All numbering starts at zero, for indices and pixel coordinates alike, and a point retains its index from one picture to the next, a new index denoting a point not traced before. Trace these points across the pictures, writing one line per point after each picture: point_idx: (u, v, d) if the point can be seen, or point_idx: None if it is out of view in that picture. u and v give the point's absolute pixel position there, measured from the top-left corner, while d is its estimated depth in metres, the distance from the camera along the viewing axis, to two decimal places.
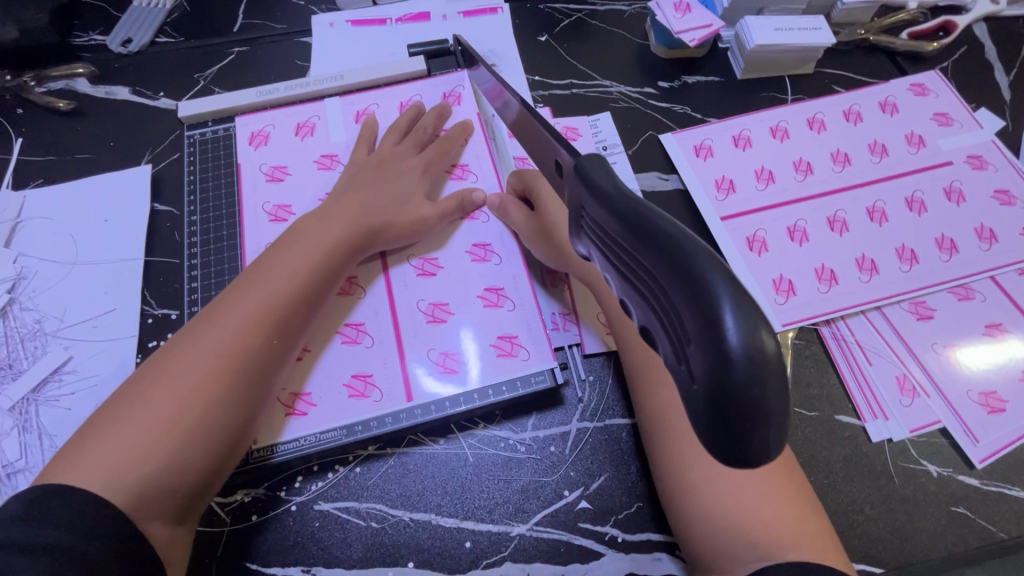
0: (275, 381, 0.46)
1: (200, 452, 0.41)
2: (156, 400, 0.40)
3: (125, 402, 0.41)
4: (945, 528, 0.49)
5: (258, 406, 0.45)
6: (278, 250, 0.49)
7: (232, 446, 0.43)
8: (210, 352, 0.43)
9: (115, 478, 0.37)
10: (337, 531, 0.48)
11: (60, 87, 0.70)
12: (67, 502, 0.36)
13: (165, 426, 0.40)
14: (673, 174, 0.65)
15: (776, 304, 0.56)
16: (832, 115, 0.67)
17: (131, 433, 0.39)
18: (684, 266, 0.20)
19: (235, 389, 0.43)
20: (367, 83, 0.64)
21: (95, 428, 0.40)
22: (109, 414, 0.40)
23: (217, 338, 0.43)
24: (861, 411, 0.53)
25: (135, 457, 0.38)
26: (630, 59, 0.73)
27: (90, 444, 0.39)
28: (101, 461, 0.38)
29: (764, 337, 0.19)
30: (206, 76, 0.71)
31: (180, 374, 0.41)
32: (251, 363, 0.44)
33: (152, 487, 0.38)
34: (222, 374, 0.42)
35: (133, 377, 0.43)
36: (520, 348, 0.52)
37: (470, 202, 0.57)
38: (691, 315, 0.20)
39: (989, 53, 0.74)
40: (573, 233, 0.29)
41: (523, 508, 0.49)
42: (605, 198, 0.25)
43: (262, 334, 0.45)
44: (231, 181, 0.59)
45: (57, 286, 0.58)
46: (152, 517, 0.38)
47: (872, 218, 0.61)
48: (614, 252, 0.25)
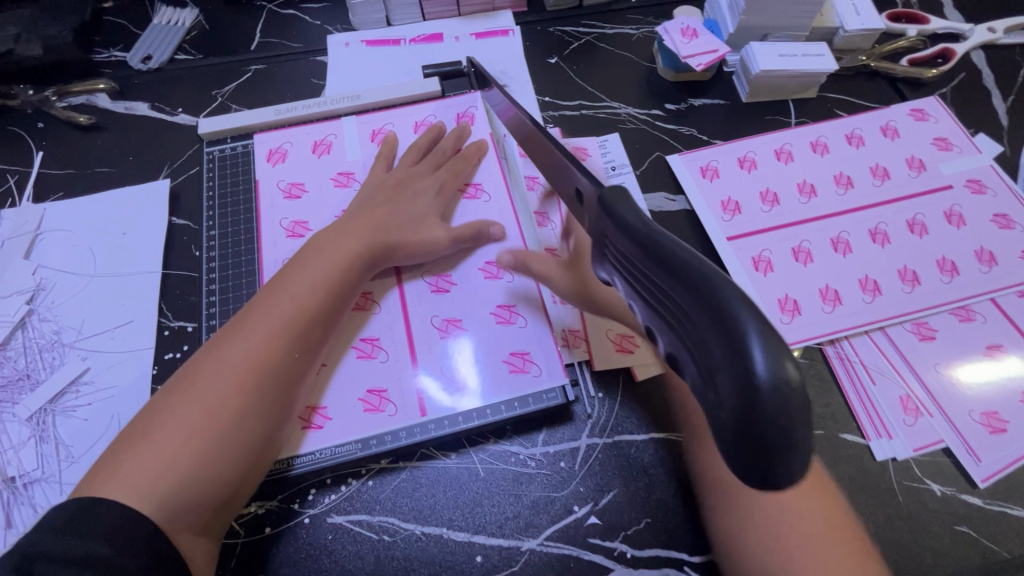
0: (295, 394, 0.48)
1: (225, 464, 0.42)
2: (186, 413, 0.42)
3: (155, 415, 0.43)
4: (950, 547, 0.50)
5: (280, 418, 0.46)
6: (297, 266, 0.51)
7: (256, 457, 0.44)
8: (235, 366, 0.44)
9: (147, 491, 0.39)
10: (349, 544, 0.48)
11: (81, 102, 0.71)
12: (105, 515, 0.37)
13: (193, 439, 0.41)
14: (680, 195, 0.66)
15: (782, 323, 0.58)
16: (834, 138, 0.69)
17: (163, 447, 0.41)
18: (712, 298, 0.21)
19: (258, 402, 0.44)
20: (383, 103, 0.66)
21: (127, 442, 0.41)
22: (140, 428, 0.42)
23: (240, 353, 0.45)
24: (866, 430, 0.54)
25: (165, 470, 0.40)
26: (638, 81, 0.75)
27: (123, 457, 0.40)
28: (133, 473, 0.40)
29: (789, 367, 0.20)
30: (223, 93, 0.73)
31: (206, 388, 0.43)
32: (272, 377, 0.45)
33: (181, 500, 0.40)
34: (246, 388, 0.44)
35: (161, 392, 0.45)
36: (531, 364, 0.53)
37: (487, 234, 0.57)
38: (719, 347, 0.21)
39: (986, 80, 0.76)
40: (596, 259, 0.31)
41: (534, 523, 0.49)
42: (630, 230, 0.26)
43: (283, 348, 0.46)
44: (249, 197, 0.61)
45: (75, 297, 0.60)
46: (181, 529, 0.40)
47: (874, 239, 0.62)
48: (640, 281, 0.26)
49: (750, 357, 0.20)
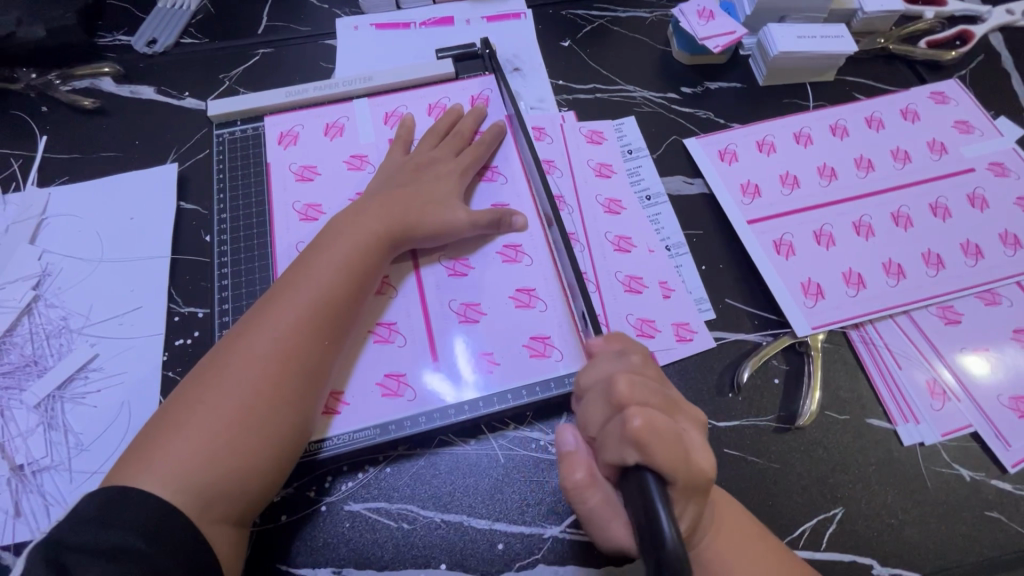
0: (326, 381, 0.47)
1: (262, 455, 0.42)
2: (218, 403, 0.42)
3: (184, 407, 0.42)
4: (980, 532, 0.49)
5: (313, 406, 0.45)
6: (317, 249, 0.50)
7: (292, 447, 0.44)
8: (265, 355, 0.44)
9: (181, 481, 0.39)
10: (368, 532, 0.47)
11: (85, 86, 0.70)
12: (137, 503, 0.38)
13: (228, 429, 0.41)
14: (698, 178, 0.65)
15: (805, 307, 0.56)
16: (855, 122, 0.68)
17: (197, 437, 0.40)
18: None
19: (292, 391, 0.44)
20: (396, 85, 0.64)
21: (155, 434, 0.41)
22: (169, 419, 0.41)
23: (270, 341, 0.44)
24: (893, 415, 0.53)
25: (202, 461, 0.40)
26: (653, 65, 0.73)
27: (155, 449, 0.40)
28: (169, 465, 0.39)
29: None
30: (231, 76, 0.72)
31: (238, 378, 0.43)
32: (304, 364, 0.45)
33: (217, 491, 0.40)
34: (279, 376, 0.43)
35: (186, 382, 0.44)
36: (553, 348, 0.52)
37: (509, 224, 0.56)
38: None
39: (1005, 62, 0.75)
40: None
41: (556, 510, 0.48)
42: None
43: (313, 335, 0.46)
44: (260, 179, 0.59)
45: (82, 283, 0.58)
46: (215, 521, 0.40)
47: (897, 223, 0.61)
48: None
49: None
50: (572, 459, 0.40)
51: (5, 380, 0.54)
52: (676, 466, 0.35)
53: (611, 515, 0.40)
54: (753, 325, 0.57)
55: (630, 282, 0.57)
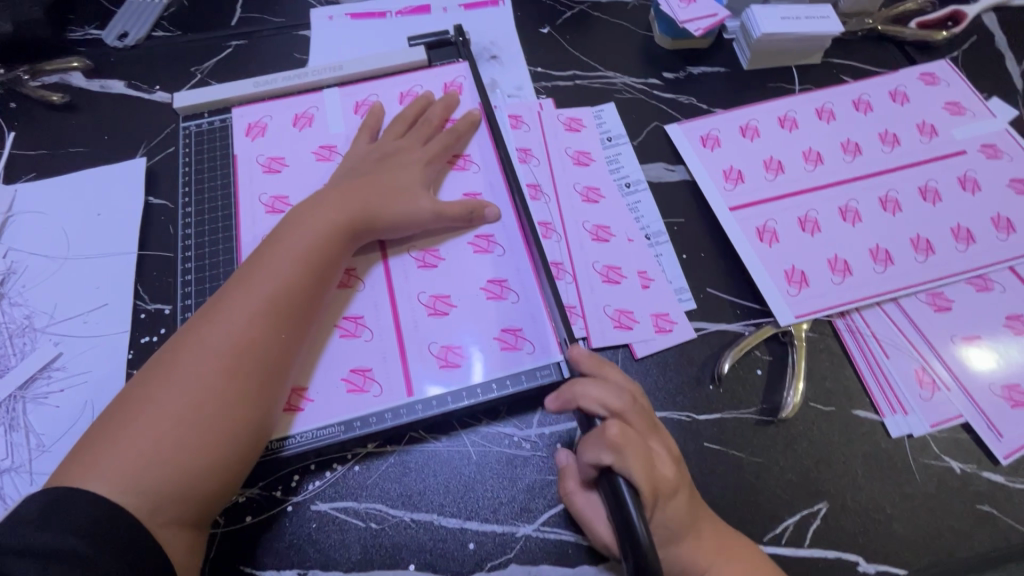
0: (287, 375, 0.45)
1: (217, 453, 0.41)
2: (169, 400, 0.41)
3: (134, 404, 0.41)
4: (971, 527, 0.47)
5: (273, 401, 0.44)
6: (276, 240, 0.48)
7: (250, 444, 0.42)
8: (218, 349, 0.43)
9: (128, 482, 0.38)
10: (335, 532, 0.46)
11: (54, 81, 0.69)
12: (83, 506, 0.37)
13: (181, 426, 0.40)
14: (680, 165, 0.63)
15: (788, 296, 0.55)
16: (841, 105, 0.66)
17: (146, 436, 0.39)
18: None
19: (247, 386, 0.43)
20: (367, 74, 0.63)
21: (105, 433, 0.40)
22: (120, 417, 0.40)
23: (224, 335, 0.43)
24: (880, 406, 0.51)
25: (154, 460, 0.39)
26: (634, 50, 0.72)
27: (103, 449, 0.39)
28: (118, 464, 0.38)
29: None
30: (203, 70, 0.70)
31: (190, 373, 0.42)
32: (261, 358, 0.43)
33: (167, 491, 0.39)
34: (234, 371, 0.42)
35: (138, 379, 0.43)
36: (524, 340, 0.50)
37: (481, 216, 0.54)
38: None
39: (999, 43, 0.73)
40: None
41: (530, 508, 0.47)
42: None
43: (270, 327, 0.44)
44: (227, 172, 0.58)
45: (46, 281, 0.57)
46: (165, 524, 0.39)
47: (885, 207, 0.59)
48: None
49: None
50: (565, 471, 0.46)
51: None
52: (644, 472, 0.39)
53: (596, 517, 0.43)
54: (736, 314, 0.55)
55: (607, 272, 0.55)
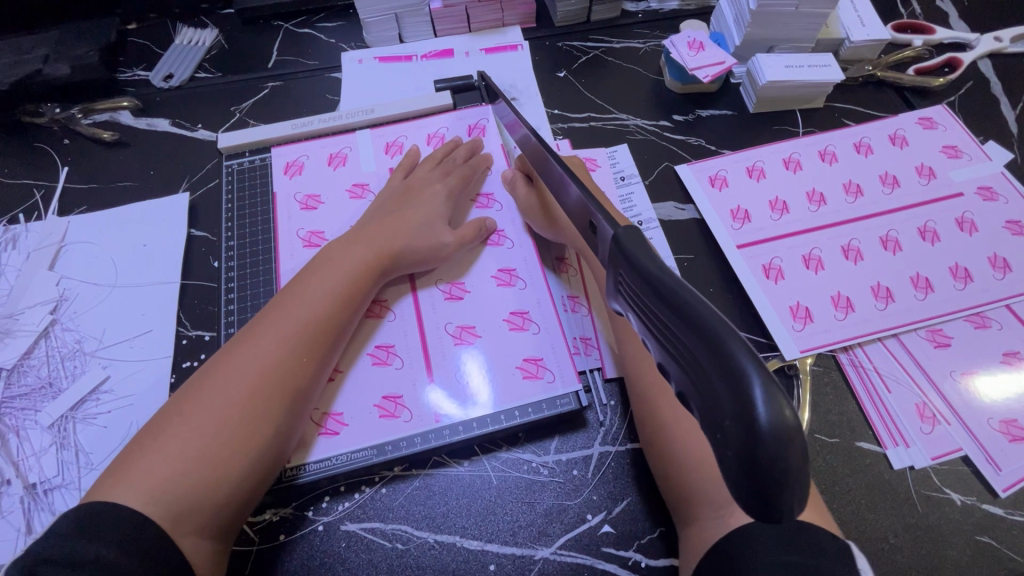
0: (307, 399, 0.48)
1: (234, 468, 0.43)
2: (200, 418, 0.43)
3: (168, 420, 0.43)
4: (972, 558, 0.49)
5: (293, 423, 0.47)
6: (309, 272, 0.52)
7: (265, 462, 0.45)
8: (249, 372, 0.45)
9: (156, 495, 0.40)
10: (363, 552, 0.49)
11: (105, 119, 0.74)
12: (116, 518, 0.38)
13: (205, 444, 0.42)
14: (689, 205, 0.67)
15: (793, 331, 0.57)
16: (843, 147, 0.69)
17: (177, 450, 0.42)
18: (708, 335, 0.23)
19: (273, 409, 0.45)
20: (396, 116, 0.67)
21: (140, 447, 0.42)
22: (153, 433, 0.43)
23: (253, 358, 0.46)
24: (882, 438, 0.53)
25: (180, 474, 0.41)
26: (646, 94, 0.76)
27: (137, 461, 0.41)
28: (144, 475, 0.40)
29: (787, 412, 0.21)
30: (242, 109, 0.75)
31: (221, 392, 0.44)
32: (286, 382, 0.46)
33: (193, 505, 0.41)
34: (259, 393, 0.45)
35: (174, 398, 0.45)
36: (545, 370, 0.53)
37: (484, 230, 0.59)
38: (726, 392, 0.22)
39: (994, 88, 0.76)
40: (610, 291, 0.33)
41: (547, 531, 0.49)
42: (640, 274, 0.28)
43: (296, 353, 0.47)
44: (266, 208, 0.62)
45: (96, 307, 0.61)
46: (188, 535, 0.40)
47: (886, 246, 0.62)
48: (647, 315, 0.28)
49: (752, 399, 0.21)
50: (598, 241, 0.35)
51: (21, 401, 0.56)
52: None
53: None
54: None
55: None
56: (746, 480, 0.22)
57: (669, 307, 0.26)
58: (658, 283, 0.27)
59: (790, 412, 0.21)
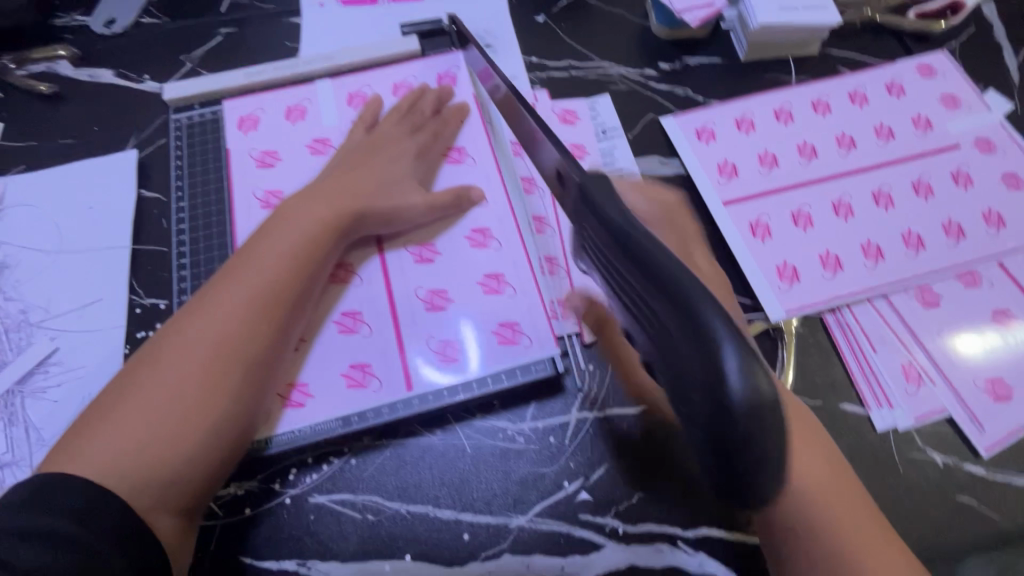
0: (273, 369, 0.45)
1: (194, 442, 0.40)
2: (151, 392, 0.40)
3: (118, 396, 0.40)
4: (950, 518, 0.48)
5: (259, 394, 0.44)
6: (264, 232, 0.48)
7: (230, 436, 0.42)
8: (202, 341, 0.42)
9: (113, 473, 0.37)
10: (333, 523, 0.47)
11: (41, 70, 0.67)
12: (70, 490, 0.36)
13: (159, 419, 0.39)
14: (675, 159, 0.63)
15: (780, 291, 0.55)
16: (837, 97, 0.66)
17: (128, 428, 0.39)
18: (681, 300, 0.21)
19: (232, 381, 0.42)
20: (359, 64, 0.62)
21: (88, 425, 0.39)
22: (102, 411, 0.40)
23: (207, 327, 0.43)
24: (866, 399, 0.52)
25: (135, 451, 0.38)
26: (631, 40, 0.71)
27: (86, 440, 0.38)
28: (98, 454, 0.38)
29: (760, 381, 0.20)
30: (192, 58, 0.69)
31: (173, 365, 0.41)
32: (243, 350, 0.43)
33: (154, 481, 0.38)
34: (216, 366, 0.42)
35: (123, 373, 0.42)
36: (521, 335, 0.51)
37: (468, 200, 0.55)
38: (696, 362, 0.21)
39: (997, 33, 0.72)
40: (577, 248, 0.30)
41: (522, 499, 0.48)
42: (608, 228, 0.25)
43: (251, 319, 0.44)
44: (219, 166, 0.58)
45: (40, 275, 0.57)
46: (155, 510, 0.39)
47: (878, 202, 0.59)
48: (617, 276, 0.26)
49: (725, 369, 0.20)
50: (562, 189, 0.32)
51: None
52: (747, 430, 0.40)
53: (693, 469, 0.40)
54: None
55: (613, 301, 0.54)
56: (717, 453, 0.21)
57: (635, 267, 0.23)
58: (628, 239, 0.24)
59: (760, 383, 0.20)
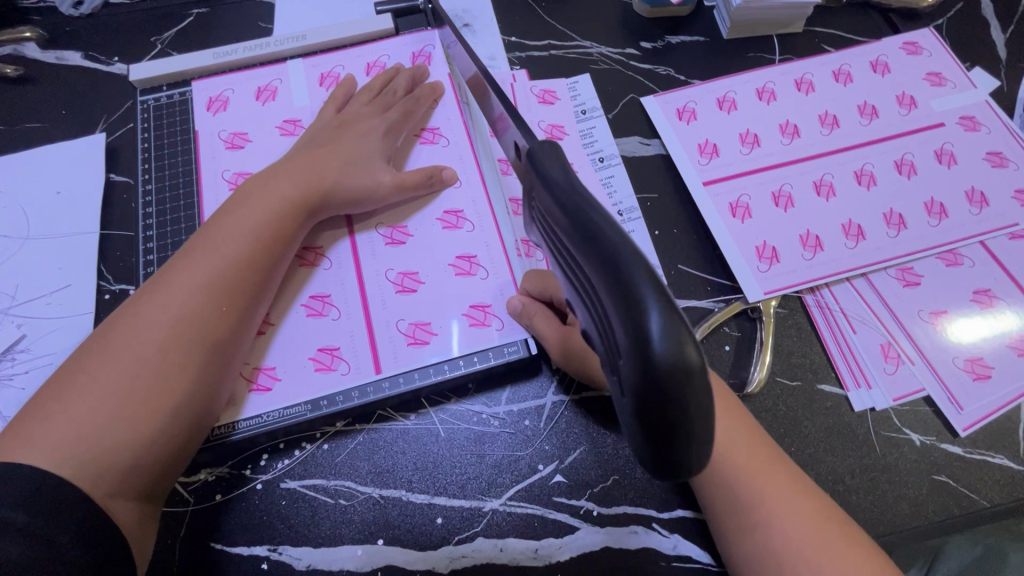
0: (233, 350, 0.44)
1: (151, 424, 0.39)
2: (104, 373, 0.39)
3: (71, 378, 0.39)
4: (927, 497, 0.48)
5: (219, 376, 0.43)
6: (224, 212, 0.47)
7: (189, 418, 0.41)
8: (157, 321, 0.41)
9: (63, 456, 0.37)
10: (305, 509, 0.47)
11: (7, 52, 0.66)
12: (21, 479, 0.35)
13: (111, 400, 0.39)
14: (655, 139, 0.62)
15: (758, 272, 0.55)
16: (821, 75, 0.64)
17: (80, 409, 0.38)
18: (615, 267, 0.21)
19: (189, 362, 0.41)
20: (331, 43, 0.60)
21: (39, 408, 0.38)
22: (53, 393, 0.39)
23: (163, 308, 0.42)
24: (844, 380, 0.52)
25: (87, 433, 0.37)
26: (613, 19, 0.69)
27: (36, 423, 0.38)
28: (49, 437, 0.37)
29: (689, 348, 0.20)
30: (163, 39, 0.67)
31: (127, 345, 0.40)
32: (201, 330, 0.42)
33: (107, 464, 0.38)
34: (171, 347, 0.41)
35: (75, 354, 0.41)
36: (493, 317, 0.50)
37: (441, 180, 0.53)
38: (625, 329, 0.21)
39: (985, 9, 0.71)
40: (527, 219, 0.30)
41: (496, 482, 0.47)
42: (552, 197, 0.25)
43: (209, 299, 0.43)
44: (187, 148, 0.56)
45: (7, 262, 0.56)
46: (111, 496, 0.38)
47: (860, 181, 0.58)
48: (559, 245, 0.25)
49: (651, 335, 0.20)
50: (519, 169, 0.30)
51: None
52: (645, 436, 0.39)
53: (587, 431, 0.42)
54: (706, 291, 0.55)
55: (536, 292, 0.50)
56: (643, 416, 0.21)
57: (578, 237, 0.23)
58: (570, 208, 0.23)
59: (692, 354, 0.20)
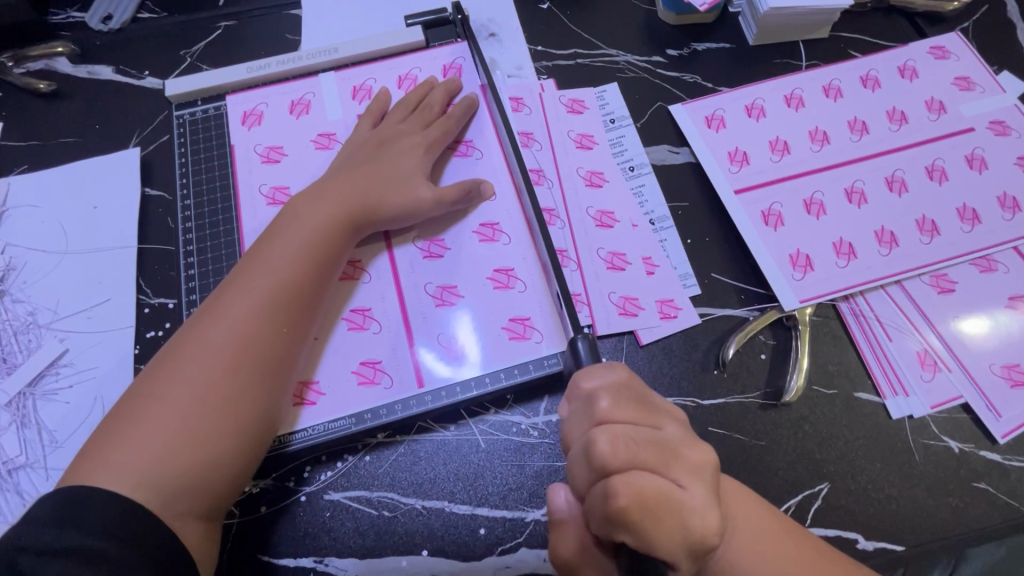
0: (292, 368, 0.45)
1: (220, 444, 0.40)
2: (173, 396, 0.40)
3: (140, 402, 0.40)
4: (967, 504, 0.48)
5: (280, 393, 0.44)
6: (276, 232, 0.48)
7: (255, 436, 0.42)
8: (221, 344, 0.42)
9: (139, 479, 0.38)
10: (348, 520, 0.47)
11: (39, 67, 0.66)
12: (98, 504, 0.36)
13: (182, 422, 0.40)
14: (684, 147, 0.62)
15: (792, 280, 0.55)
16: (849, 81, 0.64)
17: (154, 431, 0.39)
18: None
19: (253, 381, 0.42)
20: (362, 56, 0.61)
21: (111, 433, 0.39)
22: (123, 417, 0.40)
23: (224, 331, 0.43)
24: (882, 387, 0.52)
25: (162, 455, 0.38)
26: (638, 26, 0.69)
27: (110, 447, 0.39)
28: (125, 460, 0.38)
29: None
30: (192, 53, 0.68)
31: (194, 368, 0.41)
32: (263, 350, 0.43)
33: (182, 485, 0.39)
34: (236, 368, 0.42)
35: (140, 379, 0.42)
36: (532, 330, 0.50)
37: (478, 192, 0.53)
38: None
39: (1011, 12, 0.71)
40: None
41: (538, 493, 0.48)
42: None
43: (269, 319, 0.44)
44: (223, 163, 0.57)
45: (48, 276, 0.56)
46: (182, 516, 0.39)
47: (891, 188, 0.58)
48: None
49: None
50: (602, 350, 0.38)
51: None
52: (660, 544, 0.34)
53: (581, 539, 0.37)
54: (740, 300, 0.55)
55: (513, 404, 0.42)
56: None
57: None
58: None
59: None
